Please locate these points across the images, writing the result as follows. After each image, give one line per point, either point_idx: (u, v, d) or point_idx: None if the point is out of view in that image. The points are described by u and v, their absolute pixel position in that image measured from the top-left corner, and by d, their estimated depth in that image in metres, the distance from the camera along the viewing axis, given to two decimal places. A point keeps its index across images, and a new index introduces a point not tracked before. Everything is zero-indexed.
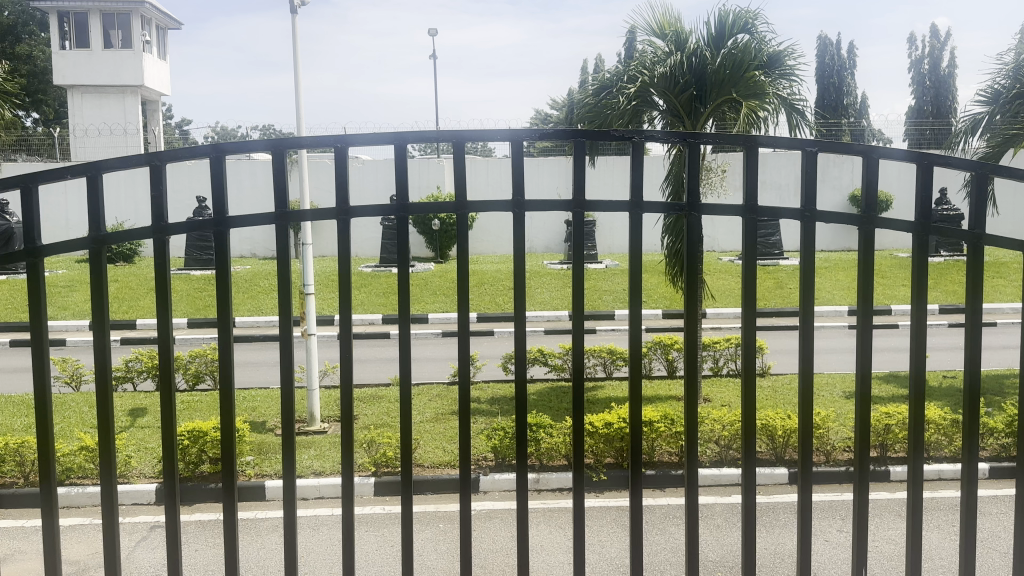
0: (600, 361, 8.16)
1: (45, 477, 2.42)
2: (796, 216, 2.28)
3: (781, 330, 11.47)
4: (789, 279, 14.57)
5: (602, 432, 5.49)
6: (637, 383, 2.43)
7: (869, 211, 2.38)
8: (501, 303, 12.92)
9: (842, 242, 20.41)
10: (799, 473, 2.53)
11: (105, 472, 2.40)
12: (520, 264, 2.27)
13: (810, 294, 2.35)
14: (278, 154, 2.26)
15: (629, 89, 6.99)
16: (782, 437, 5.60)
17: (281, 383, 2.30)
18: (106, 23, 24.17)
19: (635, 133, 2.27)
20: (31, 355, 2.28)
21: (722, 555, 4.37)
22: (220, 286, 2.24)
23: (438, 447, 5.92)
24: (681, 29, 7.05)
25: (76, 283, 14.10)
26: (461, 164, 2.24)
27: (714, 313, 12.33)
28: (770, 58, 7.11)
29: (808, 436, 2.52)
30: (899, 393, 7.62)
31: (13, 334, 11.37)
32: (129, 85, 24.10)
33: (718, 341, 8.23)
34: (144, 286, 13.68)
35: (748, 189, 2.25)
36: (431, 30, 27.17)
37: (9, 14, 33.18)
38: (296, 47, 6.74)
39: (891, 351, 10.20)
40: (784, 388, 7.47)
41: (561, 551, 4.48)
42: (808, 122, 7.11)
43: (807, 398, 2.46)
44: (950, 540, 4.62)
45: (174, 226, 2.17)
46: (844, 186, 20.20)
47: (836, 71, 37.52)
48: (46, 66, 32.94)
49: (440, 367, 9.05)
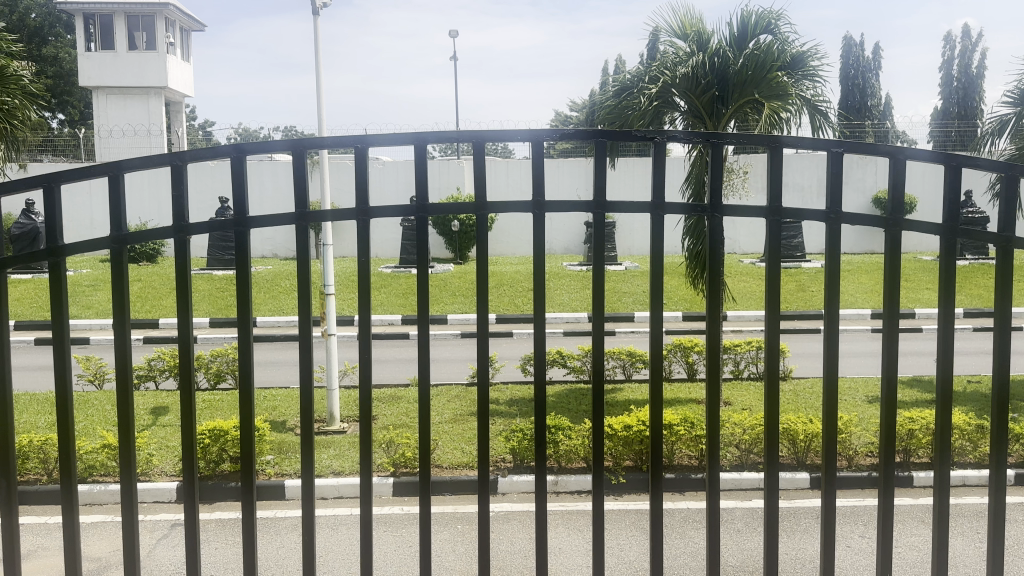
0: (619, 363, 8.11)
1: (67, 474, 2.44)
2: (821, 217, 2.24)
3: (803, 333, 11.36)
4: (811, 281, 14.44)
5: (622, 434, 5.45)
6: (658, 386, 2.40)
7: (894, 212, 2.33)
8: (520, 304, 12.90)
9: (865, 245, 20.21)
10: (822, 477, 2.49)
11: (127, 470, 2.40)
12: (540, 266, 2.25)
13: (835, 296, 2.31)
14: (299, 154, 2.26)
15: (651, 89, 6.94)
16: (803, 441, 5.54)
17: (301, 382, 2.29)
18: (131, 25, 24.43)
19: (658, 133, 2.25)
20: (55, 354, 2.30)
21: (741, 560, 4.33)
22: (240, 285, 2.24)
23: (457, 447, 5.92)
24: (704, 29, 7.01)
25: (100, 283, 14.27)
26: (480, 164, 2.23)
27: (735, 315, 12.24)
28: (793, 59, 7.04)
29: (832, 440, 2.48)
30: (923, 398, 7.51)
31: (39, 333, 11.53)
32: (154, 86, 24.37)
33: (739, 343, 8.14)
34: (166, 285, 13.83)
35: (772, 189, 2.21)
36: (452, 32, 27.37)
37: (36, 16, 33.65)
38: (319, 48, 6.76)
39: (915, 355, 10.07)
40: (806, 392, 7.38)
41: (580, 555, 4.46)
42: (830, 123, 7.04)
43: (832, 402, 2.42)
44: (974, 547, 4.54)
45: (195, 226, 2.17)
46: (867, 188, 20.00)
47: (861, 71, 37.14)
48: (71, 68, 33.41)
49: (460, 368, 9.06)
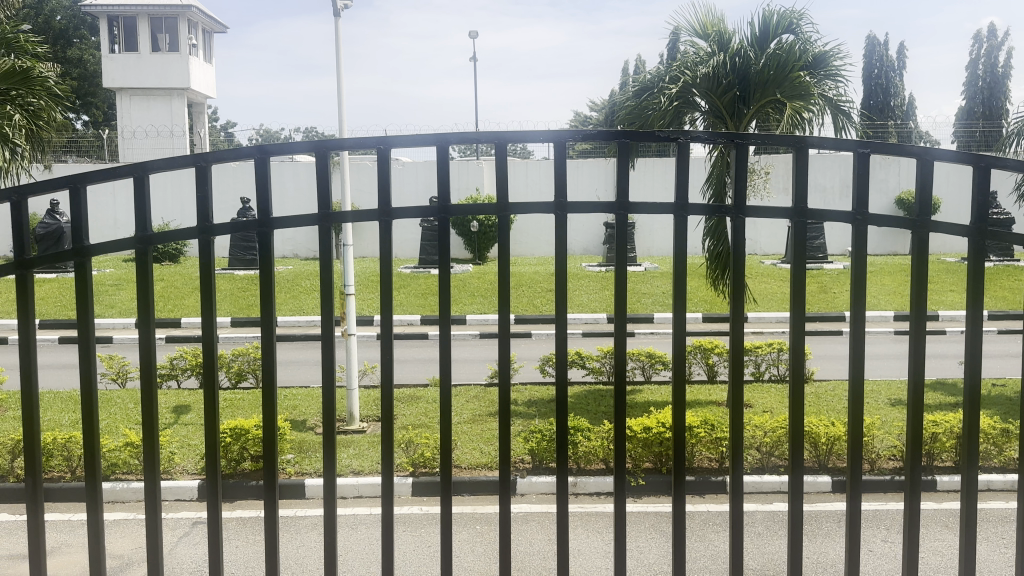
0: (638, 365, 8.08)
1: (92, 473, 2.46)
2: (847, 219, 2.21)
3: (824, 335, 11.25)
4: (833, 282, 14.31)
5: (641, 436, 5.43)
6: (681, 388, 2.38)
7: (922, 213, 2.30)
8: (539, 304, 12.89)
9: (888, 246, 20.00)
10: (848, 481, 2.46)
11: (150, 469, 2.42)
12: (561, 266, 2.24)
13: (862, 297, 2.29)
14: (321, 156, 2.26)
15: (671, 89, 6.91)
16: (825, 443, 5.49)
17: (322, 383, 2.30)
18: (154, 27, 24.69)
19: (680, 133, 2.23)
20: (79, 353, 2.32)
21: (762, 563, 4.30)
22: (262, 285, 2.25)
23: (476, 448, 5.93)
24: (725, 30, 6.97)
25: (123, 282, 14.43)
26: (502, 165, 2.22)
27: (755, 316, 12.16)
28: (815, 58, 6.98)
29: (859, 444, 2.45)
30: (947, 401, 7.41)
31: (64, 331, 11.67)
32: (176, 87, 24.61)
33: (760, 345, 8.08)
34: (189, 285, 13.96)
35: (798, 191, 2.19)
36: (472, 33, 27.43)
37: (61, 18, 34.04)
38: (339, 50, 6.79)
39: (939, 358, 9.95)
40: (828, 394, 7.31)
41: (599, 556, 4.44)
42: (853, 123, 6.97)
43: (858, 405, 2.39)
44: (1000, 553, 4.47)
45: (219, 227, 2.18)
46: (890, 189, 19.80)
47: (884, 71, 36.76)
48: (95, 70, 33.84)
49: (479, 369, 9.07)
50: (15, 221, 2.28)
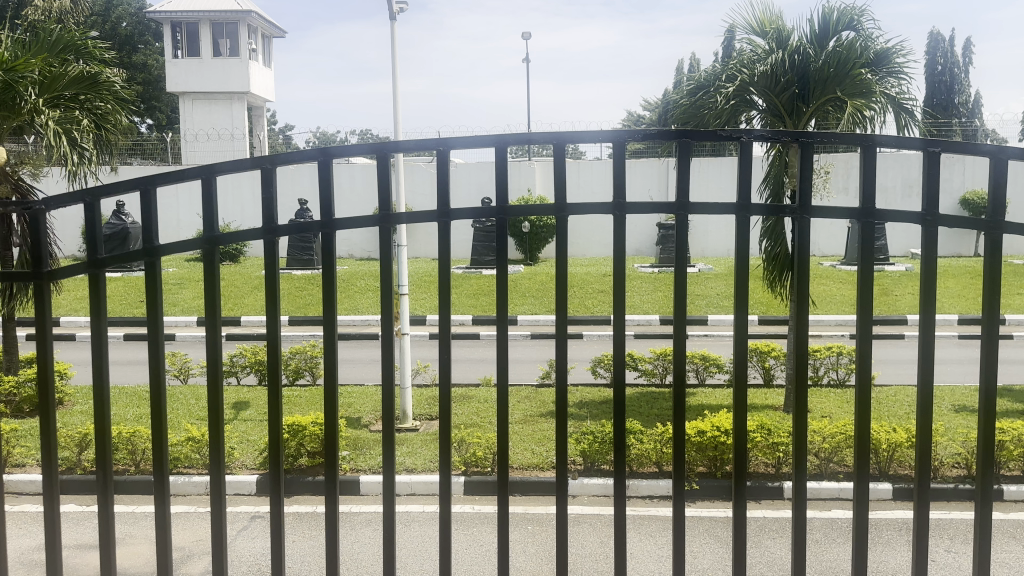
0: (692, 368, 8.00)
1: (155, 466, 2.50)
2: (917, 220, 2.14)
3: (885, 339, 10.95)
4: (895, 284, 13.92)
5: (695, 440, 5.37)
6: (742, 390, 2.34)
7: (995, 214, 2.22)
8: (591, 306, 12.84)
9: (953, 247, 19.40)
10: (916, 488, 2.39)
11: (215, 462, 2.47)
12: (620, 268, 2.22)
13: (932, 301, 2.22)
14: (382, 157, 2.28)
15: (727, 88, 6.80)
16: (886, 450, 5.35)
17: (384, 381, 2.32)
18: (215, 32, 25.35)
19: (742, 133, 2.20)
20: (149, 349, 2.39)
21: (821, 572, 4.20)
22: (325, 286, 2.28)
23: (528, 448, 5.93)
24: (783, 27, 6.83)
25: (184, 281, 14.85)
26: (561, 165, 2.22)
27: (813, 319, 11.91)
28: (877, 56, 6.81)
29: (928, 450, 2.38)
30: (1017, 408, 7.15)
31: (129, 329, 12.05)
32: (236, 91, 25.20)
33: (818, 348, 7.91)
34: (247, 284, 14.29)
35: (865, 191, 2.13)
36: (525, 34, 27.50)
37: (127, 25, 35.15)
38: (394, 52, 6.87)
39: (1008, 363, 9.60)
40: (891, 399, 7.12)
41: (652, 560, 4.40)
42: (916, 121, 6.78)
43: (927, 410, 2.31)
44: None
45: (283, 228, 2.22)
46: (955, 189, 19.21)
47: (949, 68, 35.65)
48: (159, 75, 34.87)
49: (531, 369, 9.07)
50: (91, 232, 2.37)
